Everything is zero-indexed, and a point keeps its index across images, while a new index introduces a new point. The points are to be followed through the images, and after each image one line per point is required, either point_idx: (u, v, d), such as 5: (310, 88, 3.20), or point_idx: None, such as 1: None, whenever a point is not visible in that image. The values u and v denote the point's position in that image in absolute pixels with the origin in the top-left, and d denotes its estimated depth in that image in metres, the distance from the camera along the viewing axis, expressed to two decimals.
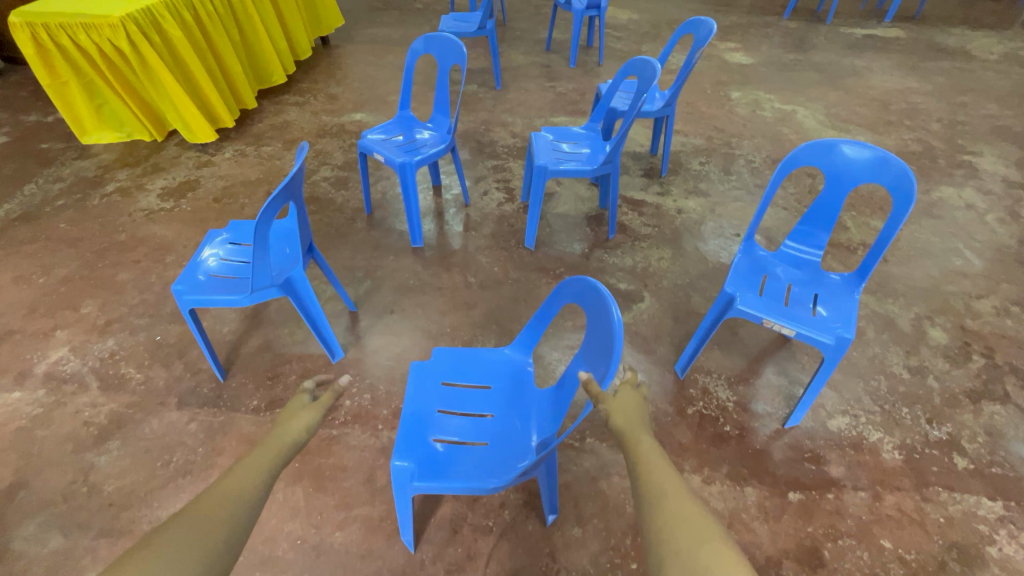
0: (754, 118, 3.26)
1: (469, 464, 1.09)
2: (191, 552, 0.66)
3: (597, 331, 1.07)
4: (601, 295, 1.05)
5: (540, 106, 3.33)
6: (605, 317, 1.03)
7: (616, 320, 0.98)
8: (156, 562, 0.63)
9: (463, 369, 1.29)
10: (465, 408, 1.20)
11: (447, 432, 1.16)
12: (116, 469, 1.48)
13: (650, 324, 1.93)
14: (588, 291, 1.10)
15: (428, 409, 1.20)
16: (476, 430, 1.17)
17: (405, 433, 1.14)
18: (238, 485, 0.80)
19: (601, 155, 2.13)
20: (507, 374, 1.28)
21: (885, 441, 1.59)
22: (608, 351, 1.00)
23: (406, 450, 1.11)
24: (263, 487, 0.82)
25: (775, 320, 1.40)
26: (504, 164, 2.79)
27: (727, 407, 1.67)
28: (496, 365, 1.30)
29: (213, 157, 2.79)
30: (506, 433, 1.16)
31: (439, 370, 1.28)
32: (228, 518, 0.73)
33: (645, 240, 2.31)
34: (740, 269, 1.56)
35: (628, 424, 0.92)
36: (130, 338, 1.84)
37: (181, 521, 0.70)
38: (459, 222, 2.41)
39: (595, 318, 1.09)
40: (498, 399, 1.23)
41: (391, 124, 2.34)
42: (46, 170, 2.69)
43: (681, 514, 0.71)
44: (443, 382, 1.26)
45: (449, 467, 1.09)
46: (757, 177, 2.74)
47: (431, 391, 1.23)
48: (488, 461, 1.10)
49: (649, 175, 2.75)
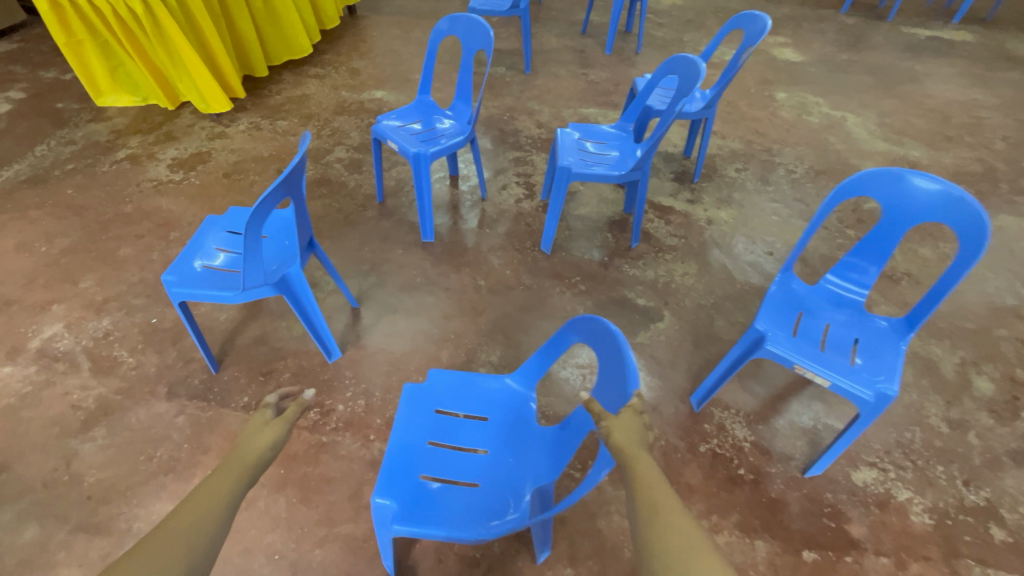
0: (799, 122, 3.03)
1: (456, 508, 1.00)
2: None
3: (608, 371, 0.95)
4: (615, 337, 0.93)
5: (570, 95, 3.14)
6: (616, 355, 0.92)
7: (631, 363, 0.87)
8: None
9: (458, 397, 1.20)
10: (457, 441, 1.12)
11: (434, 468, 1.07)
12: (99, 459, 1.43)
13: (667, 347, 1.80)
14: (601, 330, 0.98)
15: (418, 440, 1.11)
16: (468, 468, 1.08)
17: (389, 465, 1.05)
18: (197, 515, 0.68)
19: (629, 160, 1.97)
20: (506, 407, 1.19)
21: (914, 502, 1.46)
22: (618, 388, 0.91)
23: (389, 486, 1.02)
24: (227, 512, 0.71)
25: (807, 367, 1.28)
26: (527, 156, 2.64)
27: (743, 448, 1.55)
28: (494, 394, 1.21)
29: (227, 128, 2.70)
30: (499, 473, 1.07)
31: (432, 396, 1.19)
32: (185, 559, 0.62)
33: (670, 252, 2.17)
34: (775, 302, 1.42)
35: (630, 442, 0.80)
36: (126, 319, 1.78)
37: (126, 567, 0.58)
38: (474, 217, 2.29)
39: (606, 358, 0.98)
40: (494, 434, 1.14)
41: (409, 109, 2.20)
42: (58, 131, 2.63)
43: (674, 528, 0.65)
44: (435, 410, 1.17)
45: (434, 509, 0.99)
46: (798, 190, 2.54)
47: (423, 417, 1.15)
48: (477, 506, 1.01)
49: (680, 179, 2.57)
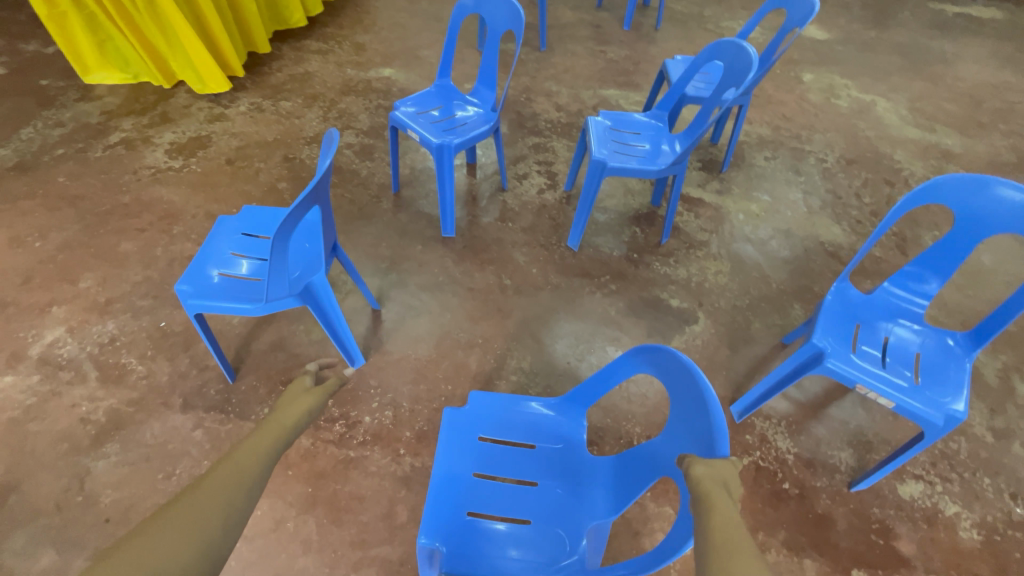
0: (827, 106, 2.90)
1: (508, 549, 0.94)
2: (173, 561, 0.50)
3: (682, 416, 0.83)
4: (695, 379, 0.81)
5: (589, 75, 2.98)
6: (695, 399, 0.80)
7: (719, 418, 0.74)
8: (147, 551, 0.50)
9: (502, 422, 1.11)
10: (504, 472, 1.04)
11: (481, 503, 1.00)
12: (114, 478, 1.35)
13: (703, 353, 1.74)
14: (676, 367, 0.86)
15: (463, 472, 1.03)
16: (518, 503, 1.01)
17: (434, 503, 0.98)
18: (236, 469, 0.65)
19: (665, 154, 1.86)
20: (556, 434, 1.11)
21: (963, 516, 1.42)
22: (694, 436, 0.79)
23: (434, 525, 0.95)
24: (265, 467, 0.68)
25: (870, 387, 1.22)
26: (547, 143, 2.51)
27: (787, 460, 1.50)
28: (540, 418, 1.12)
29: (227, 110, 2.53)
30: (552, 509, 1.00)
31: (474, 421, 1.10)
32: (222, 510, 0.58)
33: (701, 248, 2.08)
34: (832, 313, 1.35)
35: (710, 479, 0.68)
36: (132, 323, 1.68)
37: (154, 525, 0.53)
38: (496, 209, 2.17)
39: (679, 399, 0.86)
40: (543, 463, 1.06)
41: (428, 94, 2.06)
42: (44, 112, 2.45)
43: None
44: (480, 437, 1.09)
45: (484, 551, 0.93)
46: (829, 181, 2.44)
47: (465, 446, 1.07)
48: (530, 547, 0.94)
49: (707, 169, 2.46)
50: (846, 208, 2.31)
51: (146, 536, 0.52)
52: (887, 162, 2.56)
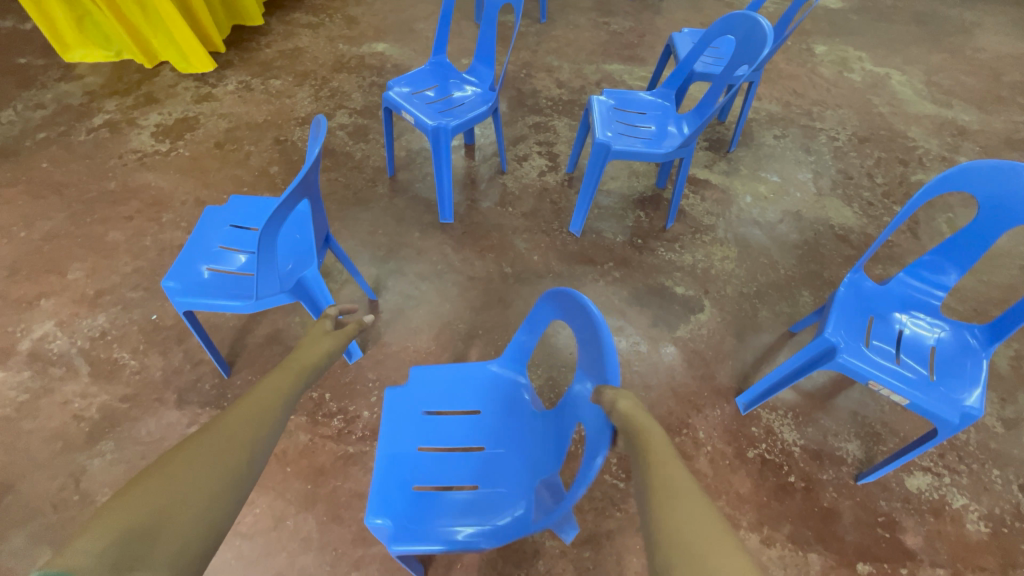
0: (840, 81, 2.78)
1: (456, 515, 0.91)
2: (206, 487, 0.57)
3: (584, 345, 0.83)
4: (581, 303, 0.82)
5: (591, 48, 2.85)
6: (591, 330, 0.79)
7: (603, 330, 0.75)
8: (183, 474, 0.57)
9: (445, 393, 1.08)
10: (452, 443, 1.01)
11: (429, 475, 0.97)
12: (110, 476, 1.33)
13: (709, 342, 1.70)
14: (567, 300, 0.87)
15: (408, 448, 1.00)
16: (465, 471, 0.98)
17: (380, 481, 0.95)
18: (256, 407, 0.73)
19: (671, 135, 1.78)
20: (499, 397, 1.07)
21: (970, 509, 1.40)
22: (595, 368, 0.79)
23: (384, 502, 0.92)
24: (284, 408, 0.77)
25: (882, 383, 1.18)
26: (548, 122, 2.41)
27: (793, 453, 1.47)
28: (483, 384, 1.09)
29: (214, 89, 2.42)
30: (501, 472, 0.97)
31: (418, 396, 1.08)
32: (248, 443, 0.66)
33: (708, 232, 2.01)
34: (846, 306, 1.30)
35: (638, 411, 0.68)
36: (123, 316, 1.63)
37: (187, 451, 0.60)
38: (495, 192, 2.10)
39: (579, 331, 0.86)
40: (489, 427, 1.04)
41: (424, 73, 1.96)
42: (24, 93, 2.35)
43: (693, 526, 0.55)
44: (423, 411, 1.06)
45: (431, 520, 0.90)
46: (841, 161, 2.35)
47: (410, 420, 1.04)
48: (478, 513, 0.91)
49: (714, 148, 2.37)
50: (857, 189, 2.23)
51: (178, 465, 0.57)
52: (901, 140, 2.46)
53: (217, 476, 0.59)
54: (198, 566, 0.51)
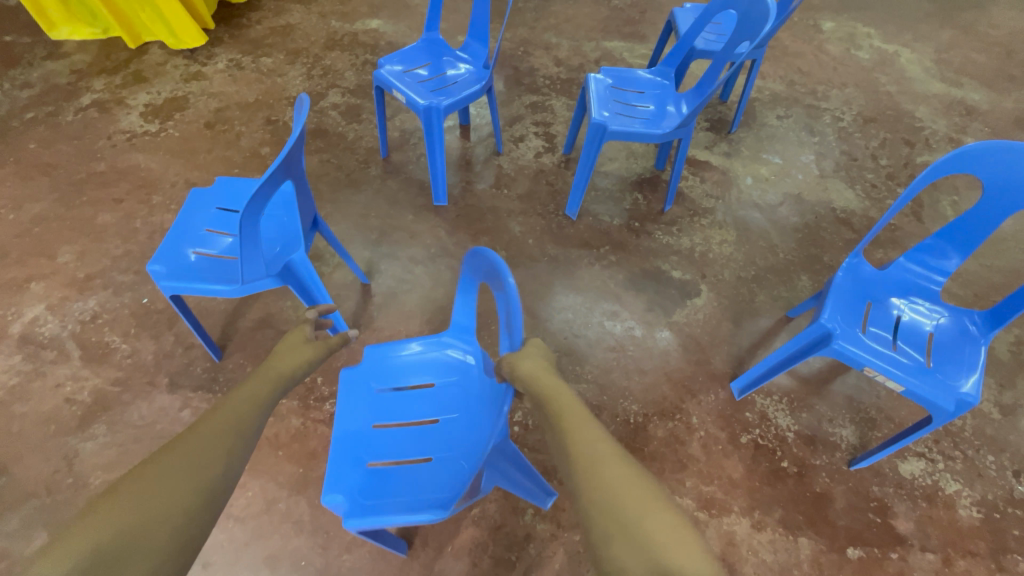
0: (847, 59, 2.70)
1: (410, 487, 0.90)
2: (179, 501, 0.57)
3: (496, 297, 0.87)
4: (485, 257, 0.86)
5: (591, 25, 2.76)
6: (495, 277, 0.84)
7: (504, 273, 0.79)
8: (152, 490, 0.57)
9: (398, 371, 1.07)
10: (406, 418, 1.01)
11: (384, 452, 0.96)
12: (103, 459, 1.34)
13: (704, 327, 1.68)
14: (476, 258, 0.91)
15: (362, 426, 1.00)
16: (419, 444, 0.97)
17: (336, 461, 0.94)
18: (233, 416, 0.74)
19: (670, 116, 1.73)
20: (453, 370, 1.07)
21: (963, 494, 1.40)
22: (509, 320, 0.82)
23: (339, 480, 0.91)
24: (261, 416, 0.77)
25: (878, 370, 1.16)
26: (545, 101, 2.35)
27: (787, 439, 1.47)
28: (437, 358, 1.09)
29: (204, 67, 2.37)
30: (455, 442, 0.97)
31: (372, 375, 1.07)
32: (224, 454, 0.66)
33: (706, 216, 1.98)
34: (844, 291, 1.28)
35: (538, 370, 0.78)
36: (114, 299, 1.62)
37: (157, 465, 0.61)
38: (491, 174, 2.06)
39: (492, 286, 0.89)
40: (442, 400, 1.03)
41: (416, 50, 1.91)
42: (11, 72, 2.30)
43: (619, 479, 0.60)
44: (377, 389, 1.05)
45: (386, 495, 0.89)
46: (845, 142, 2.30)
47: (365, 398, 1.03)
48: (432, 484, 0.91)
49: (715, 129, 2.31)
50: (861, 171, 2.18)
51: (150, 480, 0.58)
52: (907, 121, 2.40)
53: (189, 491, 0.59)
54: None
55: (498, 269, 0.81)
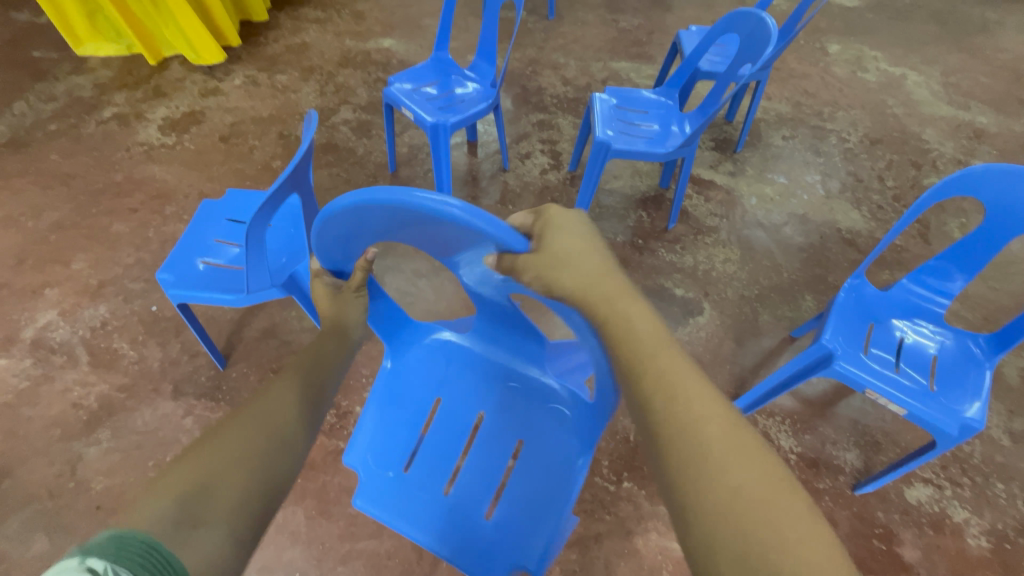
0: (853, 81, 2.72)
1: (541, 477, 0.90)
2: (256, 449, 0.65)
3: (411, 230, 0.71)
4: (349, 207, 0.66)
5: (599, 45, 2.82)
6: (393, 215, 0.67)
7: (403, 194, 0.63)
8: (231, 440, 0.65)
9: (396, 431, 0.95)
10: (458, 455, 0.94)
11: (483, 494, 0.91)
12: (105, 465, 1.35)
13: (707, 346, 1.67)
14: (337, 216, 0.70)
15: (439, 505, 0.90)
16: (494, 446, 0.94)
17: (460, 556, 0.86)
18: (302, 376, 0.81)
19: (674, 135, 1.75)
20: (436, 365, 1.01)
21: (972, 523, 1.36)
22: (458, 239, 0.69)
23: (484, 555, 0.85)
24: (326, 379, 0.84)
25: (879, 392, 1.15)
26: (552, 119, 2.39)
27: (789, 461, 1.45)
28: (413, 380, 1.00)
29: (221, 83, 2.44)
30: (511, 403, 0.97)
31: (379, 460, 0.93)
32: (296, 412, 0.74)
33: (710, 234, 1.98)
34: (845, 312, 1.27)
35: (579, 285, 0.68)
36: (124, 307, 1.66)
37: (238, 419, 0.69)
38: (497, 190, 2.09)
39: (388, 228, 0.72)
40: (459, 411, 0.97)
41: (425, 68, 1.96)
42: (37, 86, 2.39)
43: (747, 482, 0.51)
44: (403, 470, 0.92)
45: (532, 503, 0.88)
46: (851, 163, 2.30)
47: (401, 490, 0.91)
48: (548, 453, 0.92)
49: (720, 148, 2.33)
50: (867, 192, 2.18)
51: (231, 432, 0.66)
52: (914, 143, 2.40)
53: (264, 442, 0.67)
54: (254, 519, 0.60)
55: (375, 199, 0.64)
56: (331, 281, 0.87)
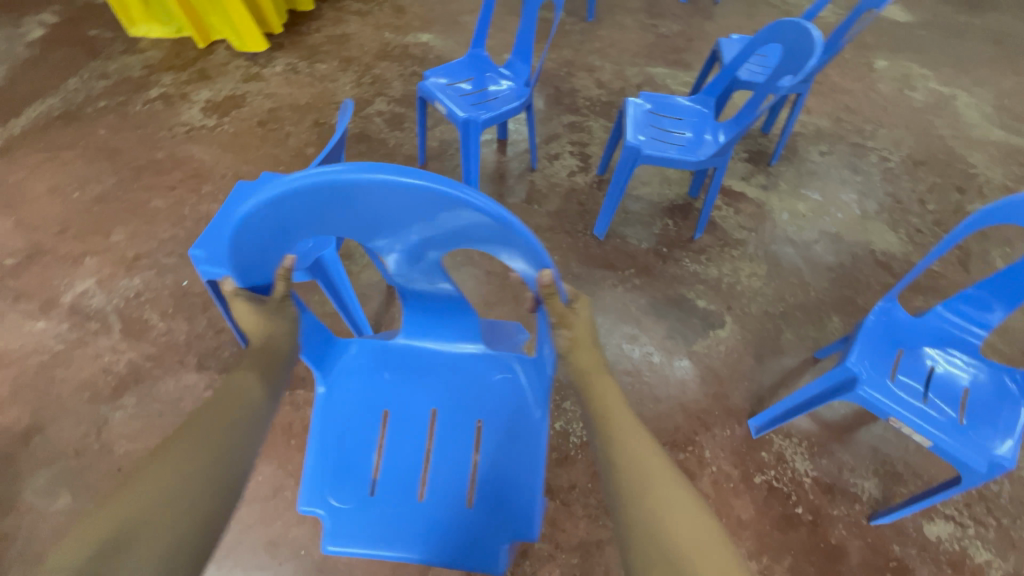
0: (898, 99, 2.63)
1: (509, 444, 0.95)
2: (189, 492, 0.62)
3: (353, 211, 0.77)
4: (290, 189, 0.72)
5: (635, 50, 2.79)
6: (333, 194, 0.73)
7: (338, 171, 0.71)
8: (158, 480, 0.61)
9: (348, 456, 0.95)
10: (421, 459, 0.95)
11: (461, 483, 0.93)
12: (129, 429, 1.41)
13: (726, 360, 1.64)
14: (272, 209, 0.74)
15: (419, 513, 0.90)
16: (452, 435, 0.97)
17: (455, 551, 0.87)
18: (243, 391, 0.76)
19: (707, 144, 1.73)
20: (371, 378, 1.04)
21: (993, 565, 1.30)
22: (402, 202, 0.75)
23: (480, 542, 0.88)
24: (271, 396, 0.79)
25: (903, 421, 1.11)
26: (583, 122, 2.38)
27: (804, 484, 1.41)
28: (351, 402, 1.00)
29: (263, 69, 2.51)
30: (455, 391, 1.02)
31: (340, 487, 0.92)
32: (234, 442, 0.70)
33: (737, 247, 1.94)
34: (872, 336, 1.23)
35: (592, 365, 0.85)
36: (157, 279, 1.72)
37: (167, 455, 0.64)
38: (523, 189, 2.09)
39: (326, 216, 0.77)
40: (408, 419, 0.99)
41: (461, 65, 1.97)
42: (91, 63, 2.49)
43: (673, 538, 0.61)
44: (369, 493, 0.92)
45: (511, 475, 0.93)
46: (890, 183, 2.23)
47: (369, 514, 0.90)
48: (508, 422, 0.98)
49: (754, 161, 2.28)
50: (905, 214, 2.11)
51: (160, 470, 0.62)
52: (959, 166, 2.31)
53: (198, 483, 0.63)
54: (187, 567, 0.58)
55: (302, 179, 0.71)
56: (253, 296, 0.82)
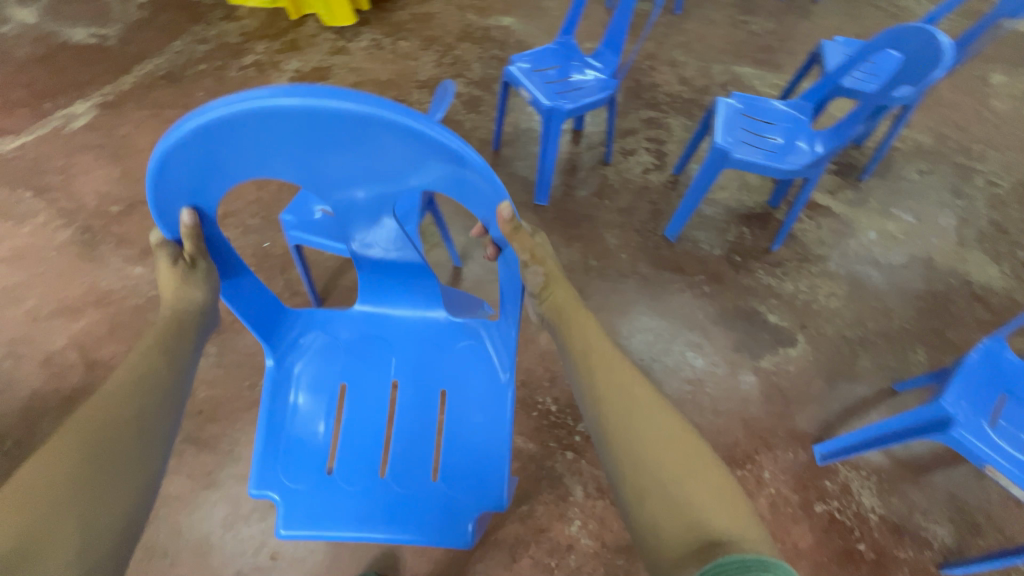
0: (1015, 119, 2.40)
1: (469, 416, 1.00)
2: (98, 485, 0.60)
3: (286, 143, 0.73)
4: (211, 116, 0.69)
5: (722, 47, 2.67)
6: (259, 124, 0.70)
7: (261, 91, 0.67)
8: (58, 477, 0.58)
9: (304, 436, 0.98)
10: (381, 434, 0.99)
11: (426, 459, 0.97)
12: (209, 376, 1.51)
13: (794, 380, 1.57)
14: (193, 139, 0.71)
15: (381, 488, 0.95)
16: (413, 409, 1.01)
17: (419, 524, 0.92)
18: (145, 377, 0.74)
19: (800, 152, 1.63)
20: (329, 350, 1.07)
21: None
22: (340, 137, 0.72)
23: (443, 513, 0.93)
24: (177, 382, 0.77)
25: (1001, 471, 1.03)
26: (662, 118, 2.31)
27: (869, 520, 1.34)
28: (307, 378, 1.03)
29: (349, 44, 2.58)
30: (416, 364, 1.06)
31: (300, 467, 0.96)
32: (140, 429, 0.68)
33: (817, 263, 1.84)
34: (973, 376, 1.14)
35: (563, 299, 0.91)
36: (241, 238, 1.82)
37: (64, 447, 0.61)
38: (595, 183, 2.05)
39: (256, 148, 0.73)
40: (366, 395, 1.02)
41: (547, 52, 1.95)
42: (194, 28, 2.63)
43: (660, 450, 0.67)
44: (328, 470, 0.96)
45: (471, 446, 0.98)
46: (996, 211, 2.04)
47: (328, 492, 0.94)
48: (469, 393, 1.02)
49: (843, 173, 2.14)
50: (1011, 247, 1.93)
51: (57, 465, 0.59)
52: None
53: (106, 474, 0.61)
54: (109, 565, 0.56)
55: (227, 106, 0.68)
56: (176, 251, 0.85)
